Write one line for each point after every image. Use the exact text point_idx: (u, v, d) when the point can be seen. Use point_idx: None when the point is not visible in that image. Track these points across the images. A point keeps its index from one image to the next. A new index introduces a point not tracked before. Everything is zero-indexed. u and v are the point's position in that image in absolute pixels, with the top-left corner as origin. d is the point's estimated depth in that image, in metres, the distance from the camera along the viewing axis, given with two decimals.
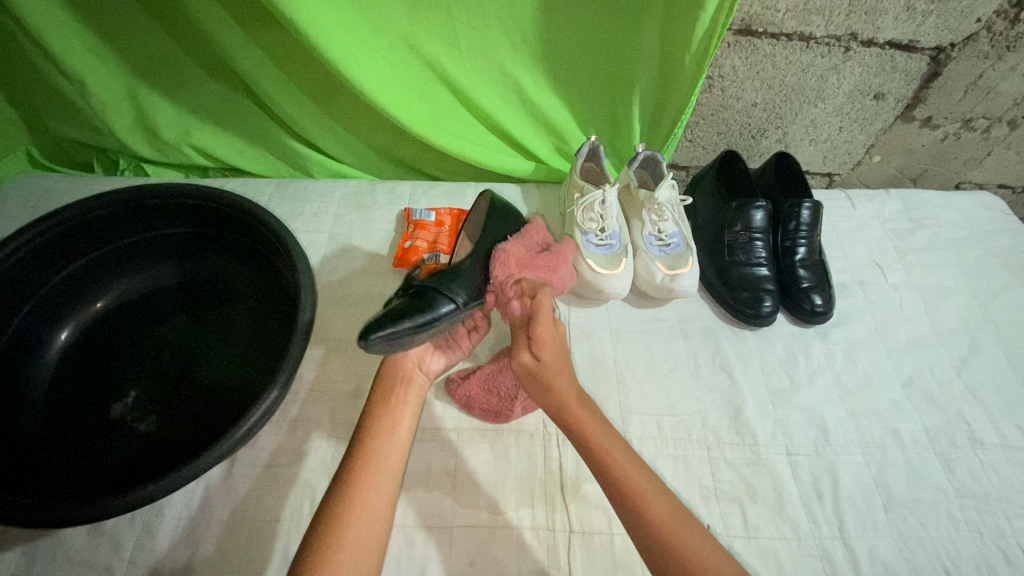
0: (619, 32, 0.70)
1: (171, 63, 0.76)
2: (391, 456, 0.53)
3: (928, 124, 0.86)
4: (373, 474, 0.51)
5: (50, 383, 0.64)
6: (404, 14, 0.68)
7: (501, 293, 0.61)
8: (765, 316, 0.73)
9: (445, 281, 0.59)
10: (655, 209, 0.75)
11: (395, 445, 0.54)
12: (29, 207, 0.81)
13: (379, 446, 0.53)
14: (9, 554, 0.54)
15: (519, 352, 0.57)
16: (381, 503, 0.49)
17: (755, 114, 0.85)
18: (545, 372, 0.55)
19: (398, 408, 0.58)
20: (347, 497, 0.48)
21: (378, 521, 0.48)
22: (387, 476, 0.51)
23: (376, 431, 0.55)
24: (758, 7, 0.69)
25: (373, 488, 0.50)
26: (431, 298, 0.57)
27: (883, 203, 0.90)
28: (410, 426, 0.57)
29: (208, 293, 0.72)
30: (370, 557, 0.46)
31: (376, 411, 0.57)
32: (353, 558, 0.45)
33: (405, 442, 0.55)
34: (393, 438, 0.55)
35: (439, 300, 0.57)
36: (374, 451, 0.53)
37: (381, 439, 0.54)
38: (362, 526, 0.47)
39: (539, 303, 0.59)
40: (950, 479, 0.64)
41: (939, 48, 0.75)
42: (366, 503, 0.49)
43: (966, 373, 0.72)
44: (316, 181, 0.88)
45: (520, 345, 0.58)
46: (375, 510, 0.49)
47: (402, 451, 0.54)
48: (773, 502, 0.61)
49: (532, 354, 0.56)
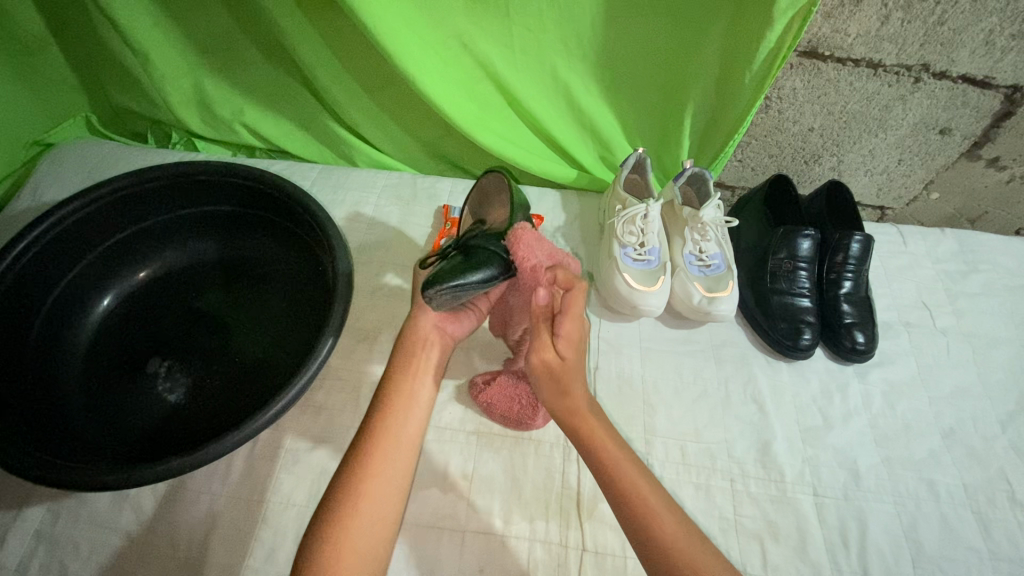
0: (679, 46, 0.69)
1: (230, 43, 0.78)
2: (409, 431, 0.52)
3: (994, 165, 0.82)
4: (392, 445, 0.50)
5: (91, 345, 0.66)
6: (463, 13, 0.68)
7: (532, 276, 0.54)
8: (803, 349, 0.71)
9: (489, 237, 0.57)
10: (698, 229, 0.73)
11: (415, 416, 0.53)
12: (82, 172, 0.83)
13: (399, 417, 0.52)
14: (37, 508, 0.56)
15: (540, 347, 0.53)
16: (399, 474, 0.49)
17: (811, 139, 0.82)
18: (566, 374, 0.52)
19: (417, 380, 0.56)
20: (366, 467, 0.48)
21: (393, 498, 0.48)
22: (405, 447, 0.51)
23: (397, 398, 0.54)
24: (828, 30, 0.66)
25: (392, 461, 0.49)
26: (483, 256, 0.54)
27: (937, 242, 0.86)
28: (427, 397, 0.56)
29: (245, 272, 0.73)
30: (384, 532, 0.47)
31: (396, 380, 0.55)
32: (370, 532, 0.46)
33: (423, 413, 0.54)
34: (413, 409, 0.54)
35: (492, 259, 0.54)
36: (394, 422, 0.52)
37: (402, 407, 0.53)
38: (380, 494, 0.48)
39: (571, 299, 0.53)
40: (985, 540, 0.61)
41: (1015, 87, 0.71)
42: (385, 475, 0.48)
43: (1011, 429, 0.68)
44: (359, 170, 0.88)
45: (543, 341, 0.53)
46: (393, 483, 0.48)
47: (420, 422, 0.53)
48: (795, 544, 0.59)
49: (556, 351, 0.52)
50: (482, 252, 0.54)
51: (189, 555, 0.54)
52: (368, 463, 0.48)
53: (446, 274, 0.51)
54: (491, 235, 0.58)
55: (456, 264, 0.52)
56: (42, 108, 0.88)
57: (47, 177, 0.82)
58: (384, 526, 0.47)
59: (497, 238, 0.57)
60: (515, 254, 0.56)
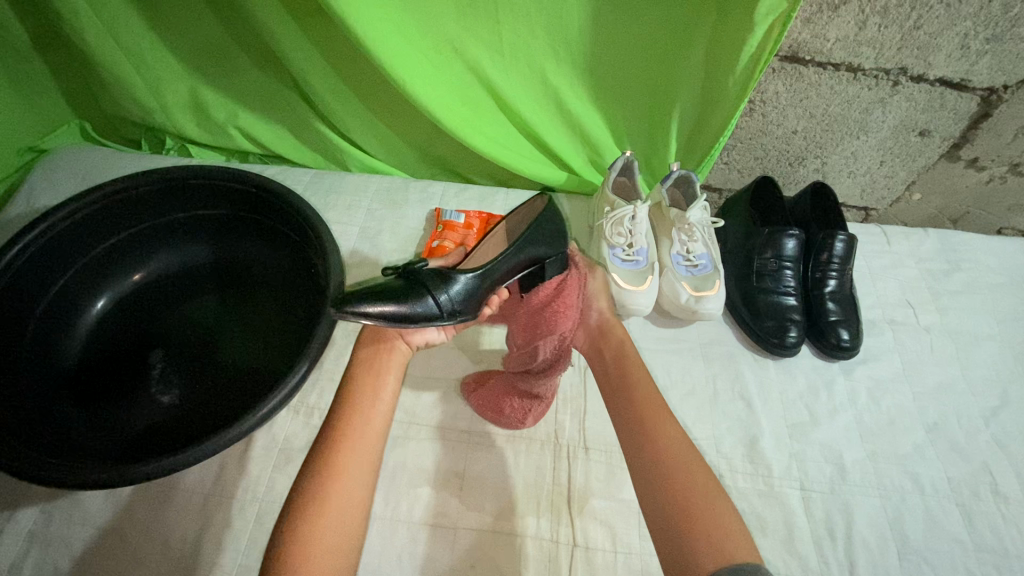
0: (664, 51, 0.70)
1: (223, 50, 0.79)
2: (375, 423, 0.52)
3: (973, 165, 0.84)
4: (356, 441, 0.50)
5: (84, 348, 0.67)
6: (453, 20, 0.70)
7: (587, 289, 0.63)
8: (788, 346, 0.72)
9: (435, 276, 0.52)
10: (685, 230, 0.74)
11: (379, 411, 0.53)
12: (76, 177, 0.84)
13: (364, 410, 0.52)
14: (30, 509, 0.56)
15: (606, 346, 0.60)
16: (365, 466, 0.49)
17: (795, 141, 0.84)
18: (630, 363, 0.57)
19: (383, 374, 0.56)
20: (329, 466, 0.48)
21: (362, 489, 0.47)
22: (369, 442, 0.50)
23: (360, 396, 0.53)
24: (808, 35, 0.68)
25: (357, 456, 0.49)
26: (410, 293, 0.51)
27: (920, 242, 0.87)
28: (391, 392, 0.55)
29: (238, 276, 0.74)
30: (355, 524, 0.46)
31: (360, 375, 0.55)
32: (337, 528, 0.45)
33: (387, 411, 0.54)
34: (376, 405, 0.53)
35: (419, 301, 0.51)
36: (358, 416, 0.51)
37: (366, 404, 0.53)
38: (348, 489, 0.47)
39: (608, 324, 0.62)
40: (969, 532, 0.62)
41: (992, 89, 0.73)
42: (348, 472, 0.48)
43: (994, 423, 0.70)
44: (351, 175, 0.89)
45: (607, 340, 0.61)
46: (360, 475, 0.48)
47: (385, 418, 0.53)
48: (782, 537, 0.60)
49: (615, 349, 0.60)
50: (416, 289, 0.51)
51: (182, 554, 0.54)
52: (333, 457, 0.48)
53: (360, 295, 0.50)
54: (449, 272, 0.52)
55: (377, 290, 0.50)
56: (36, 115, 0.89)
57: (41, 182, 0.83)
58: (354, 520, 0.46)
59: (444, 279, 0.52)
60: (450, 300, 0.52)
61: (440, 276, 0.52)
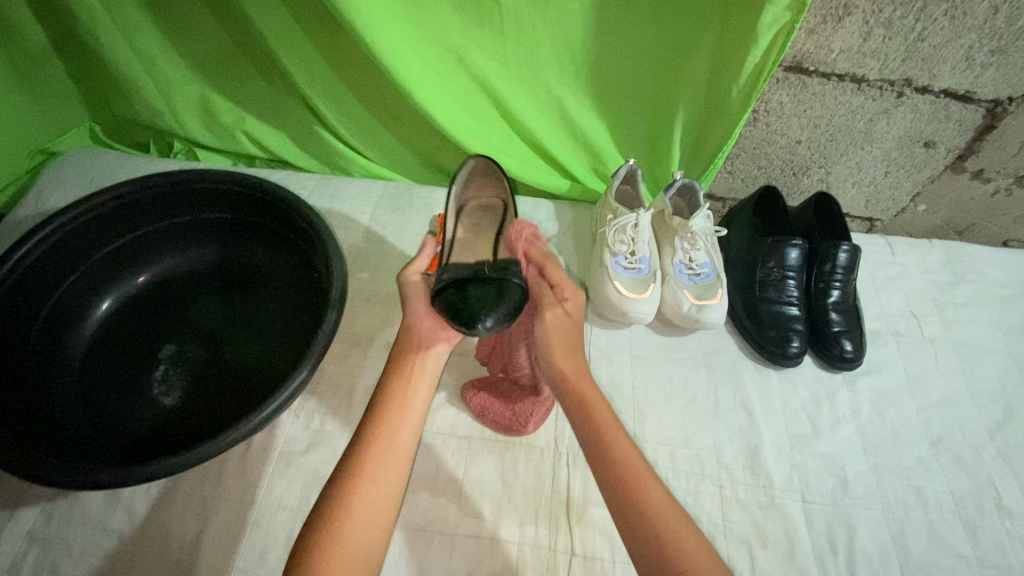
0: (667, 61, 0.71)
1: (232, 57, 0.80)
2: (404, 433, 0.52)
3: (978, 177, 0.84)
4: (384, 453, 0.50)
5: (88, 350, 0.67)
6: (457, 29, 0.70)
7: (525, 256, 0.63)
8: (791, 356, 0.72)
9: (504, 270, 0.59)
10: (687, 238, 0.74)
11: (409, 420, 0.53)
12: (84, 180, 0.85)
13: (394, 420, 0.52)
14: (31, 508, 0.57)
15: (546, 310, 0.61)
16: (393, 478, 0.49)
17: (799, 152, 0.84)
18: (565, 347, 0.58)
19: (412, 381, 0.56)
20: (357, 473, 0.48)
21: (388, 499, 0.48)
22: (399, 454, 0.50)
23: (389, 405, 0.53)
24: (811, 46, 0.68)
25: (385, 466, 0.49)
26: (504, 287, 0.56)
27: (925, 253, 0.87)
28: (422, 402, 0.55)
29: (241, 279, 0.74)
30: (379, 535, 0.46)
31: (391, 385, 0.55)
32: (360, 538, 0.45)
33: (418, 420, 0.53)
34: (405, 415, 0.53)
35: (510, 286, 0.57)
36: (387, 425, 0.51)
37: (395, 413, 0.53)
38: (373, 499, 0.47)
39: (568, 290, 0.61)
40: (973, 547, 0.61)
41: (997, 101, 0.72)
42: (376, 485, 0.48)
43: (999, 437, 0.69)
44: (356, 180, 0.90)
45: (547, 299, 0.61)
46: (387, 486, 0.48)
47: (415, 428, 0.53)
48: (783, 550, 0.59)
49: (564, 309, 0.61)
50: (502, 285, 0.56)
51: (181, 556, 0.54)
52: (361, 468, 0.48)
53: (484, 306, 0.54)
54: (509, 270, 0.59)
55: (491, 296, 0.54)
56: (47, 118, 0.90)
57: (50, 184, 0.84)
58: (377, 530, 0.46)
59: (512, 269, 0.59)
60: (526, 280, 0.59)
61: (503, 269, 0.59)
